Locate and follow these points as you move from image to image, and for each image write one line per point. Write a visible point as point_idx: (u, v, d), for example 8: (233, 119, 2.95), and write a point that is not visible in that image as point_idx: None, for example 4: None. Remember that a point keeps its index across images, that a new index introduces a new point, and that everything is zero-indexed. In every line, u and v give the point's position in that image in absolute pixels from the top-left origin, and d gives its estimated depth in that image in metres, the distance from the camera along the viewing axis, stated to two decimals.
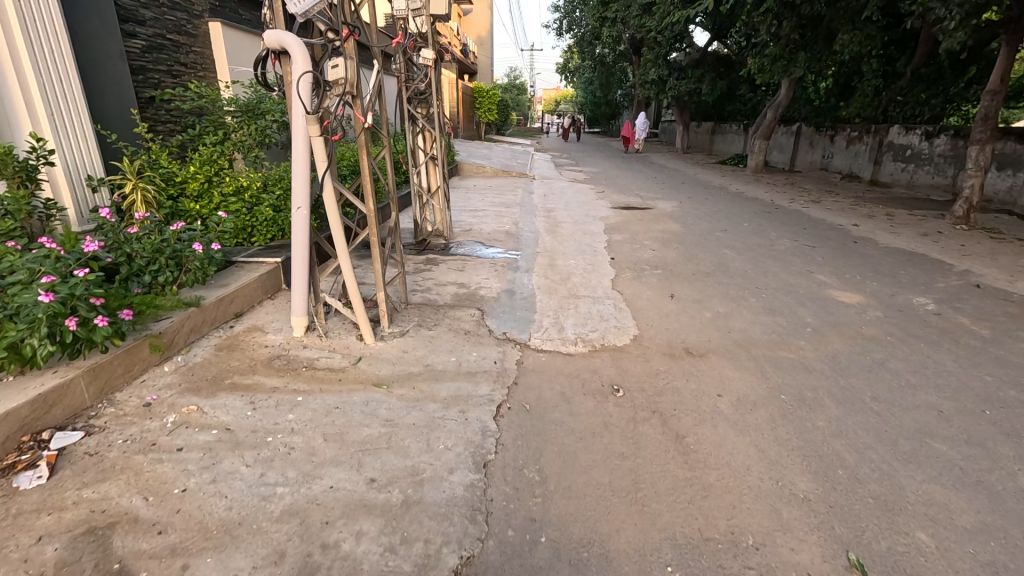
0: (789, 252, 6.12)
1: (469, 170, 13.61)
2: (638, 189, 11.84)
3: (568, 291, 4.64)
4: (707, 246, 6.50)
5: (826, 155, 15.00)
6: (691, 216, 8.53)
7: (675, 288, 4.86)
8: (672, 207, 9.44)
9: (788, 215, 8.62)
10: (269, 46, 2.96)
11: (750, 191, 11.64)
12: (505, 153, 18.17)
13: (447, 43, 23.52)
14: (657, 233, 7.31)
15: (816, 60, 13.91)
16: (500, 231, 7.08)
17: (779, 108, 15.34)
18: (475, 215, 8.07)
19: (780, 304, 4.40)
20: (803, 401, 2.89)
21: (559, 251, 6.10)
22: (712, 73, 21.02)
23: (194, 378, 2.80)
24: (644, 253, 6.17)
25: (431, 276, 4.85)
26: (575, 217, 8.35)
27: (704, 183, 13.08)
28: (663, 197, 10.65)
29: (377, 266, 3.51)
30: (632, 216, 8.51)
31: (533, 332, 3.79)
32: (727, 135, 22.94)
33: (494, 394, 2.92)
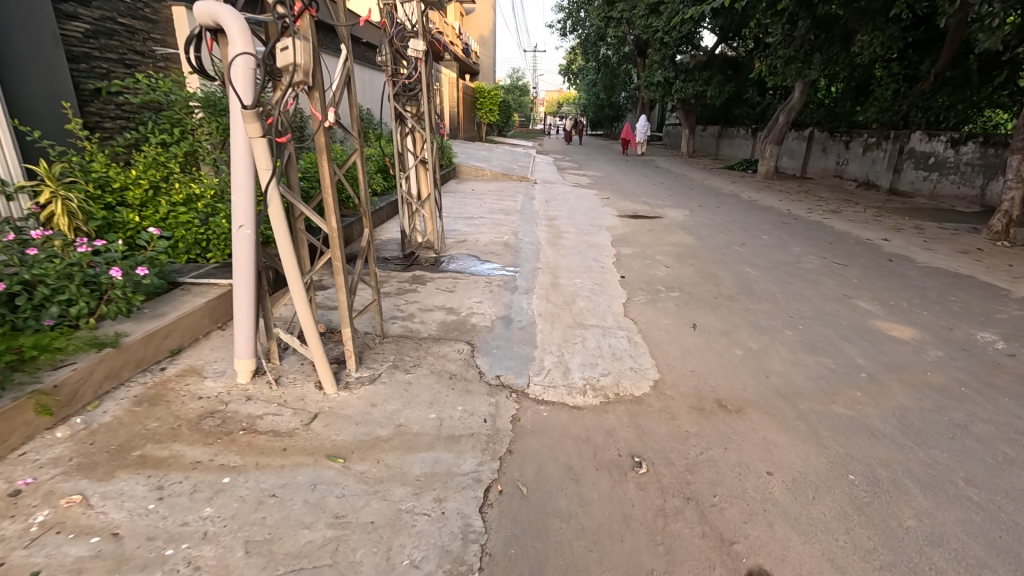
0: (819, 271, 5.50)
1: (467, 173, 13.01)
2: (645, 195, 11.25)
3: (574, 319, 4.01)
4: (726, 263, 5.86)
5: (841, 162, 14.35)
6: (704, 227, 7.91)
7: (696, 316, 4.22)
8: (683, 216, 8.80)
9: (810, 226, 7.99)
10: (202, 23, 2.33)
11: (763, 200, 11.02)
12: (505, 156, 17.54)
13: (449, 42, 23.05)
14: (669, 246, 6.69)
15: (833, 62, 13.27)
16: (498, 242, 6.44)
17: (791, 111, 14.69)
18: (471, 223, 7.45)
19: (822, 339, 3.76)
20: (879, 485, 2.25)
21: (563, 267, 5.47)
22: (720, 74, 20.39)
23: (90, 451, 2.16)
24: (656, 271, 5.54)
25: (416, 299, 4.22)
26: (579, 226, 7.73)
27: (713, 189, 12.48)
28: (672, 205, 10.02)
29: (342, 296, 2.85)
30: (641, 226, 7.89)
31: (533, 375, 3.15)
32: (734, 140, 22.36)
33: (481, 471, 2.28)
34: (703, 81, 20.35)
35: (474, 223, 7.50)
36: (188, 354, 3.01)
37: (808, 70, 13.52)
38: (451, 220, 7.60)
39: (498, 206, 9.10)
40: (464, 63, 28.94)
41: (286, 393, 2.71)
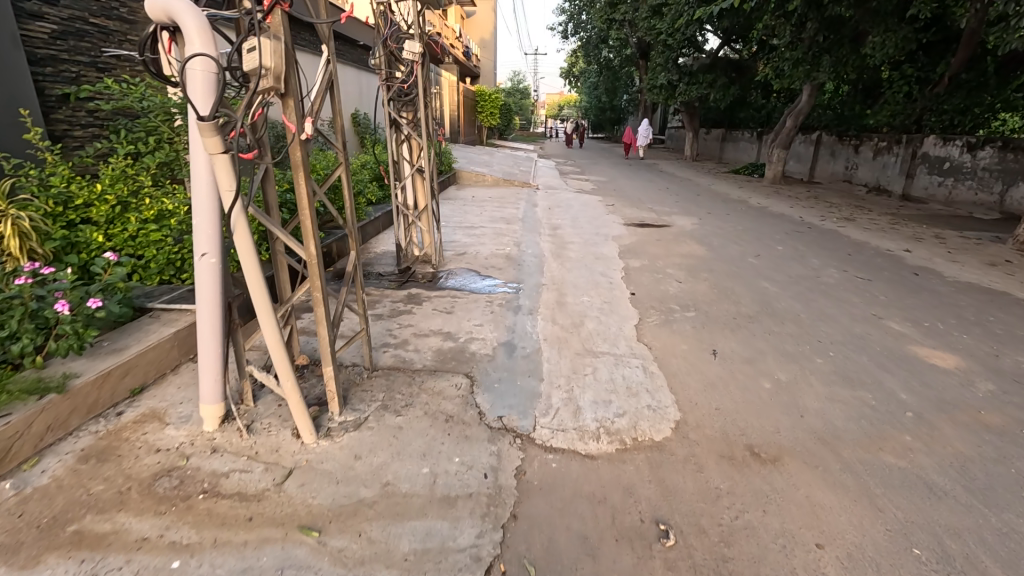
0: (842, 287, 5.16)
1: (467, 178, 12.71)
2: (650, 201, 10.93)
3: (583, 345, 3.67)
4: (741, 277, 5.53)
5: (851, 166, 14.02)
6: (714, 236, 7.57)
7: (715, 340, 3.88)
8: (691, 224, 8.47)
9: (825, 236, 7.66)
10: (156, 19, 2.00)
11: (772, 206, 10.69)
12: (507, 160, 17.24)
13: (450, 45, 22.86)
14: (680, 257, 6.35)
15: (842, 64, 12.95)
16: (499, 255, 6.11)
17: (799, 115, 14.35)
18: (471, 233, 7.12)
19: (856, 368, 3.42)
20: (950, 563, 1.91)
21: (569, 283, 5.14)
22: (724, 76, 20.06)
23: (15, 527, 1.82)
24: (668, 287, 5.20)
25: (410, 323, 3.88)
26: (585, 236, 7.40)
27: (721, 195, 12.16)
28: (679, 212, 9.69)
29: (322, 331, 2.50)
30: (649, 235, 7.56)
31: (539, 414, 2.82)
32: (738, 143, 22.06)
33: (480, 544, 1.95)
34: (708, 83, 20.03)
35: (475, 233, 7.17)
36: (151, 394, 2.67)
37: (816, 72, 13.18)
38: (451, 230, 7.27)
39: (499, 214, 8.77)
40: (465, 66, 28.69)
41: (258, 443, 2.36)
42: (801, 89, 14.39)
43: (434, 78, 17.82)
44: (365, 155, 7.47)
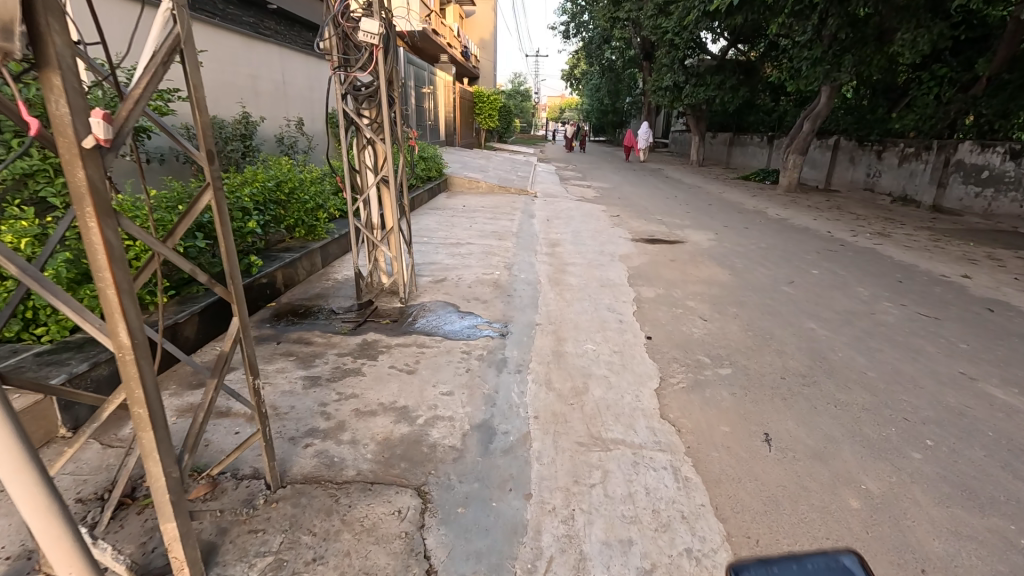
0: (907, 330, 4.18)
1: (460, 185, 11.78)
2: (659, 212, 9.99)
3: (587, 427, 2.69)
4: (778, 314, 4.54)
5: (874, 173, 13.06)
6: (736, 256, 6.61)
7: (765, 417, 2.89)
8: (708, 240, 7.51)
9: (863, 255, 6.68)
10: None
11: (794, 218, 9.73)
12: (504, 165, 16.33)
13: (447, 44, 22.12)
14: (701, 284, 5.37)
15: (865, 64, 12.04)
16: (487, 281, 5.12)
17: (817, 118, 13.39)
18: (456, 253, 6.15)
19: (976, 471, 2.42)
20: None
21: (569, 322, 4.17)
22: (734, 77, 19.13)
23: None
24: (691, 327, 4.22)
25: (355, 392, 2.88)
26: (587, 255, 6.43)
27: (734, 204, 11.23)
28: (692, 225, 8.73)
29: (152, 465, 1.47)
30: (662, 255, 6.59)
31: (523, 570, 1.83)
32: (747, 148, 21.16)
33: None
34: (716, 85, 19.11)
35: (460, 252, 6.20)
36: None
37: (837, 72, 12.27)
38: (433, 248, 6.30)
39: (491, 227, 7.80)
40: (463, 67, 27.87)
41: None
42: (819, 91, 13.46)
43: (429, 77, 16.94)
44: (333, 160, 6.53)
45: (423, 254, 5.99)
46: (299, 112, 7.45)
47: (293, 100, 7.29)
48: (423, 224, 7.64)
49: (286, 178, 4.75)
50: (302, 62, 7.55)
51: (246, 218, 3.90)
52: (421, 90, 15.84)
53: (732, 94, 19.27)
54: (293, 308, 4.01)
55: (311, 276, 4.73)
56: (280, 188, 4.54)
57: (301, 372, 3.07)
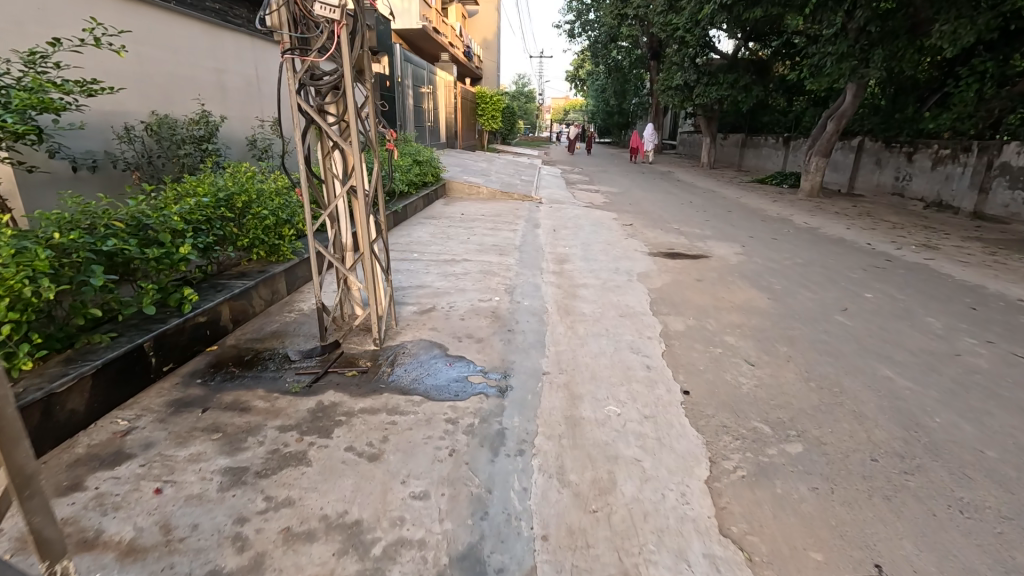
0: (1009, 379, 3.33)
1: (459, 190, 10.99)
2: (675, 220, 9.17)
3: (619, 560, 1.87)
4: (841, 355, 3.70)
5: (904, 177, 12.18)
6: (772, 275, 5.77)
7: (867, 533, 2.04)
8: (736, 254, 6.66)
9: (917, 273, 5.83)
10: None
11: (824, 227, 8.88)
12: (507, 168, 15.53)
13: (448, 43, 21.40)
14: (738, 314, 4.54)
15: (895, 59, 11.20)
16: (484, 310, 4.30)
17: (842, 118, 12.52)
18: (449, 271, 5.34)
19: None
20: None
21: (583, 369, 3.35)
22: (747, 76, 18.27)
23: None
24: (736, 376, 3.39)
25: (291, 496, 2.05)
26: (600, 274, 5.61)
27: (755, 211, 10.38)
28: (715, 236, 7.90)
29: None
30: (686, 274, 5.76)
31: None
32: (761, 149, 20.29)
33: None
34: (729, 84, 18.26)
35: (453, 270, 5.39)
36: None
37: (865, 68, 11.43)
38: (422, 266, 5.49)
39: (492, 239, 7.00)
40: (465, 67, 27.09)
41: None
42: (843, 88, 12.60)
43: (428, 76, 16.17)
44: None
45: (409, 274, 5.19)
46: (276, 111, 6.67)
47: (268, 98, 6.51)
48: (415, 236, 6.83)
49: (241, 189, 3.94)
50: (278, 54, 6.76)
51: (177, 240, 3.08)
52: (419, 90, 15.06)
53: (744, 93, 18.43)
54: (238, 355, 3.21)
55: (270, 308, 3.92)
56: (230, 202, 3.73)
57: (223, 461, 2.24)
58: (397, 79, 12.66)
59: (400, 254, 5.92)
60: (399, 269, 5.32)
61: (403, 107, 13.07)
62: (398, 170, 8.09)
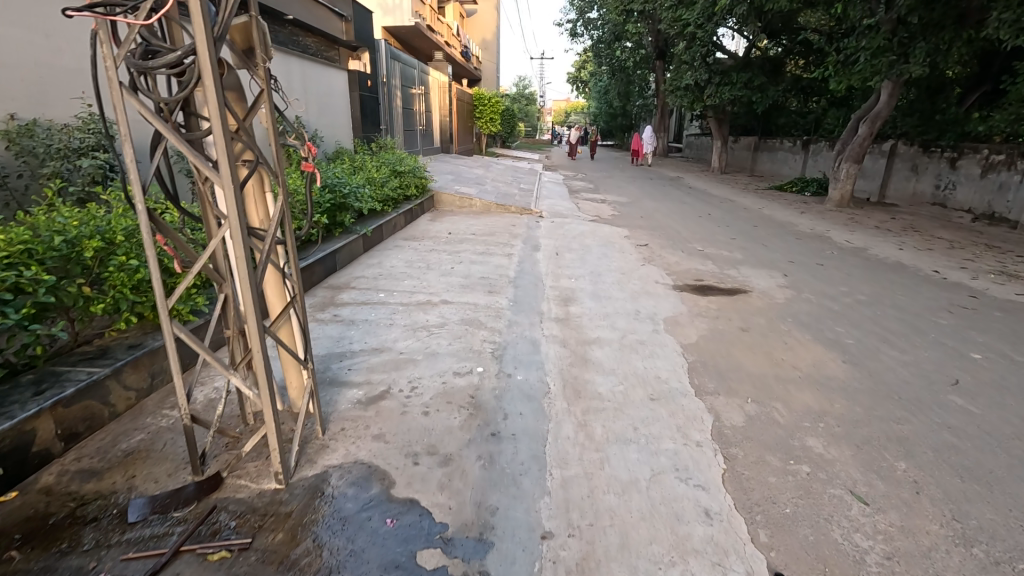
0: None
1: (450, 203, 9.77)
2: (697, 239, 7.95)
3: None
4: (992, 479, 2.47)
5: (946, 185, 11.01)
6: (836, 321, 4.53)
7: None
8: (781, 289, 5.44)
9: (1019, 318, 4.61)
10: None
11: (871, 246, 7.66)
12: (505, 175, 14.31)
13: (445, 42, 20.27)
14: (812, 391, 3.30)
15: (940, 53, 10.04)
16: (461, 393, 3.05)
17: (875, 119, 11.31)
18: (419, 322, 4.09)
19: None
20: None
21: (605, 527, 2.09)
22: (762, 75, 17.09)
23: None
24: (849, 531, 2.14)
25: None
26: (615, 321, 4.39)
27: (785, 227, 9.17)
28: (748, 261, 6.68)
29: None
30: (726, 322, 4.52)
31: None
32: (776, 153, 19.11)
33: None
34: (743, 83, 17.06)
35: (426, 319, 4.14)
36: None
37: (904, 63, 10.25)
38: (387, 313, 4.25)
39: (481, 269, 5.75)
40: (462, 67, 25.87)
41: None
42: (876, 87, 11.40)
43: (420, 76, 14.98)
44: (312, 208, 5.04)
45: (368, 327, 3.94)
46: None
47: None
48: (388, 266, 5.62)
49: (100, 229, 2.71)
50: None
51: None
52: (409, 91, 13.88)
53: (759, 94, 17.25)
54: (42, 513, 1.96)
55: (142, 404, 2.68)
56: (72, 252, 2.51)
57: None
58: (382, 78, 11.44)
59: (362, 294, 4.69)
60: (356, 319, 4.08)
61: (389, 110, 11.86)
62: (372, 184, 6.85)
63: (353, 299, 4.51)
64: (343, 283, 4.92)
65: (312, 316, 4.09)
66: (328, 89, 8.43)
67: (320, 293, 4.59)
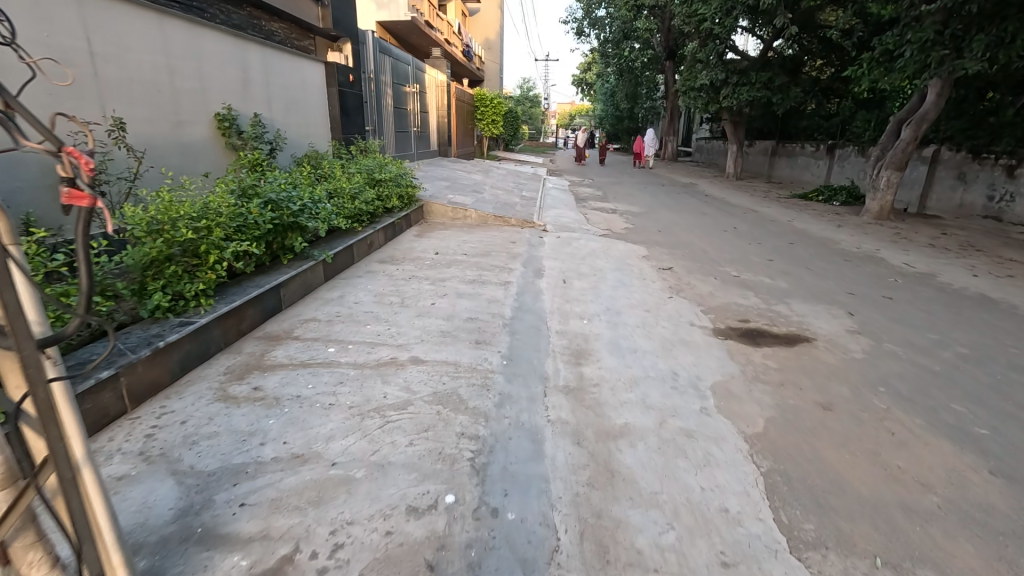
0: None
1: (442, 215, 8.61)
2: (729, 261, 6.77)
3: None
4: None
5: (1001, 196, 9.85)
6: (948, 393, 3.33)
7: None
8: (854, 336, 4.26)
9: None
10: None
11: (938, 271, 6.48)
12: (506, 180, 13.17)
13: (444, 41, 19.15)
14: (974, 543, 2.10)
15: (1001, 47, 8.70)
16: (412, 561, 1.86)
17: (920, 122, 10.11)
18: (373, 400, 2.89)
19: None
20: None
21: None
22: (783, 75, 15.85)
23: None
24: None
25: None
26: (647, 394, 3.20)
27: (827, 244, 8.00)
28: (797, 292, 5.50)
29: None
30: (799, 393, 3.31)
31: None
32: (797, 159, 17.96)
33: None
34: (762, 83, 15.82)
35: (384, 395, 2.94)
36: None
37: (958, 59, 9.02)
38: (330, 384, 3.05)
39: (470, 306, 4.56)
40: (464, 67, 24.78)
41: None
42: (922, 86, 10.17)
43: (415, 74, 13.85)
44: (248, 234, 3.83)
45: (296, 410, 2.74)
46: (126, 116, 4.32)
47: (105, 87, 4.13)
48: (351, 301, 4.45)
49: None
50: (141, 30, 4.48)
51: None
52: (403, 89, 12.77)
53: (779, 96, 16.01)
54: None
55: None
56: None
57: None
58: (368, 75, 10.29)
59: (305, 348, 3.49)
60: (284, 395, 2.88)
61: (376, 110, 10.70)
62: (341, 197, 5.67)
63: (289, 360, 3.31)
64: (284, 331, 3.73)
65: (222, 391, 2.89)
66: (301, 84, 7.29)
67: (247, 350, 3.40)
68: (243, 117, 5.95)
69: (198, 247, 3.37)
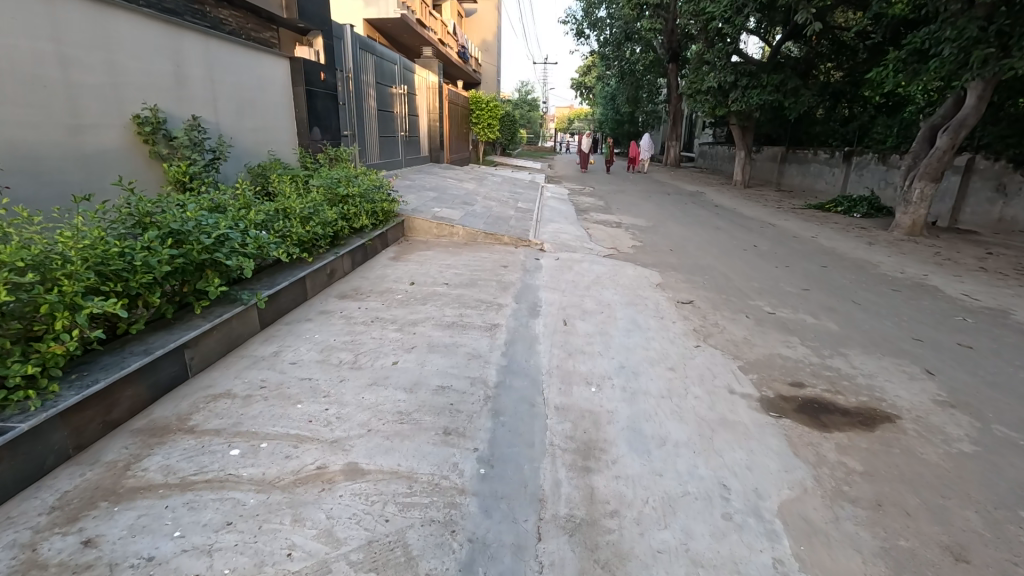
0: None
1: (425, 231, 7.55)
2: (759, 291, 5.73)
3: None
4: None
5: None
6: None
7: None
8: (950, 412, 3.22)
9: None
10: None
11: (1008, 304, 5.46)
12: (501, 189, 12.14)
13: (436, 40, 18.10)
14: None
15: None
16: None
17: (960, 128, 9.10)
18: (268, 567, 1.84)
19: None
20: None
21: None
22: (796, 78, 14.65)
23: None
24: None
25: None
26: (690, 532, 2.16)
27: (865, 267, 6.97)
28: (852, 337, 4.46)
29: None
30: (910, 526, 2.26)
31: None
32: (809, 165, 17.00)
33: None
34: (773, 86, 14.69)
35: (288, 555, 1.90)
36: None
37: (1008, 58, 8.01)
38: (210, 527, 1.99)
39: (443, 365, 3.51)
40: (459, 69, 23.73)
41: None
42: (961, 88, 9.17)
43: (402, 74, 12.81)
44: (131, 280, 2.78)
45: None
46: None
47: None
48: (288, 361, 3.40)
49: None
50: (13, 6, 3.43)
51: None
52: (388, 91, 11.71)
53: (792, 100, 14.86)
54: None
55: None
56: None
57: None
58: (345, 74, 9.24)
59: (195, 452, 2.44)
60: (125, 558, 1.83)
61: (355, 113, 9.65)
62: (291, 219, 4.62)
63: (164, 476, 2.26)
64: (176, 418, 2.68)
65: (28, 551, 1.83)
66: (259, 81, 6.25)
67: (106, 457, 2.34)
68: (175, 120, 4.89)
69: (36, 306, 2.32)
